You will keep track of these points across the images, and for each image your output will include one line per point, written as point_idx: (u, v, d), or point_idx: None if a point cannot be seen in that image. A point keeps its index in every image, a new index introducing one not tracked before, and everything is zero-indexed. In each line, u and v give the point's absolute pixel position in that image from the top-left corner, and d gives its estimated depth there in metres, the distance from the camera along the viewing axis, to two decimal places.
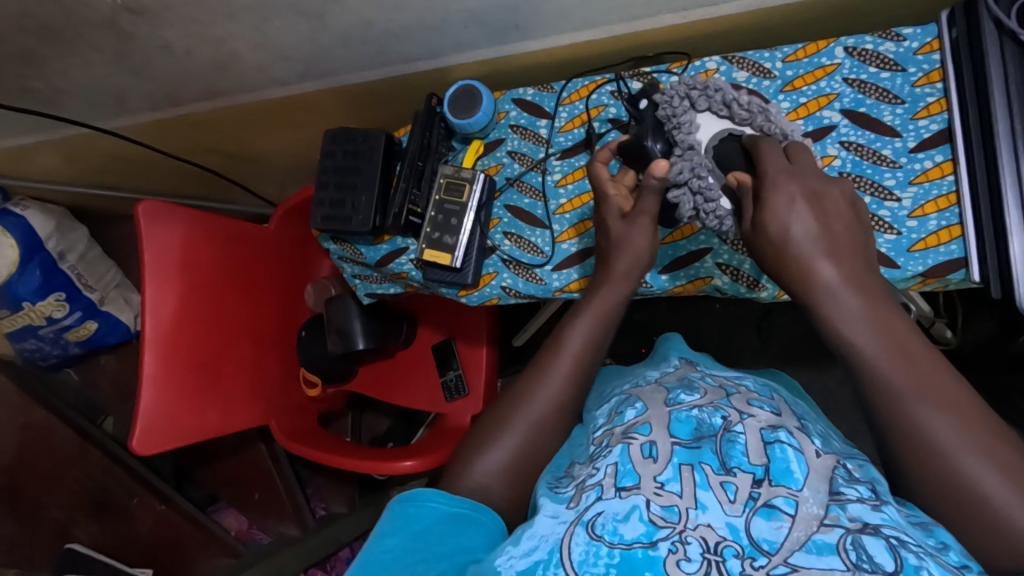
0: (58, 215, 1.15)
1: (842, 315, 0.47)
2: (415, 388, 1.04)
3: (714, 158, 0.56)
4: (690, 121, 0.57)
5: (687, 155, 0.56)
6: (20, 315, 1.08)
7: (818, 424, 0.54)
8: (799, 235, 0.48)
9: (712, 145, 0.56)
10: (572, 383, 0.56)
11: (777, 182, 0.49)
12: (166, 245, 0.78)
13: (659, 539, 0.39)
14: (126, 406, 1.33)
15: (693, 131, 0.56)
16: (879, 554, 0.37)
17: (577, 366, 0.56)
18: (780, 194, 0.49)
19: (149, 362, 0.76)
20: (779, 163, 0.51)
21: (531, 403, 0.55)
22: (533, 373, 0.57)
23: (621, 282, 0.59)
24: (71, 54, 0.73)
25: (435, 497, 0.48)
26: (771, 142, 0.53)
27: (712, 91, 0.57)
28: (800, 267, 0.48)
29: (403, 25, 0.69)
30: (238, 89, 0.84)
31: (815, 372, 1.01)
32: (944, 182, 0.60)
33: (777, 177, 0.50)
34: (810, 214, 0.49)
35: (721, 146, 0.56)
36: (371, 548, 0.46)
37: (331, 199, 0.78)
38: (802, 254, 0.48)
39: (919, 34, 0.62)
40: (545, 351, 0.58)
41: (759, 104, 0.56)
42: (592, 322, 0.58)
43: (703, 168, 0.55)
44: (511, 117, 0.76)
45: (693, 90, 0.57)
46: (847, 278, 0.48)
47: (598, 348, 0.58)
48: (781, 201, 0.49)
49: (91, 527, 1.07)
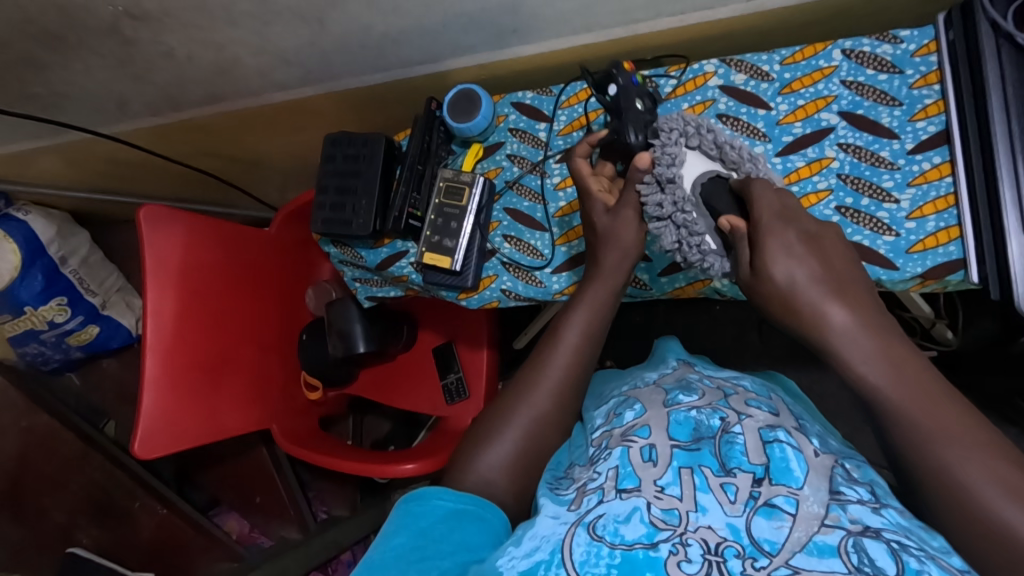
0: (59, 219, 1.15)
1: (850, 344, 0.48)
2: (416, 391, 1.05)
3: (699, 197, 0.56)
4: (677, 155, 0.56)
5: (669, 189, 0.56)
6: (22, 319, 1.09)
7: (817, 425, 0.55)
8: (798, 283, 0.49)
9: (697, 182, 0.56)
10: (573, 383, 0.56)
11: (768, 228, 0.50)
12: (167, 249, 0.78)
13: (661, 541, 0.39)
14: (127, 409, 1.33)
15: (678, 165, 0.56)
16: (880, 557, 0.37)
17: (578, 359, 0.56)
18: (778, 244, 0.49)
19: (150, 365, 0.76)
20: (772, 211, 0.51)
21: (533, 396, 0.55)
22: (532, 366, 0.57)
23: (614, 278, 0.59)
24: (73, 60, 0.73)
25: (439, 495, 0.49)
26: (762, 184, 0.52)
27: (705, 132, 0.58)
28: (804, 317, 0.49)
29: (404, 29, 0.69)
30: (238, 94, 0.85)
31: (816, 373, 1.01)
32: (943, 183, 0.60)
33: (772, 225, 0.50)
34: (809, 261, 0.49)
35: (710, 185, 0.56)
36: (377, 547, 0.46)
37: (332, 203, 0.78)
38: (805, 307, 0.49)
39: (916, 36, 0.63)
40: (542, 345, 0.58)
41: (748, 154, 0.57)
42: (588, 313, 0.58)
43: (685, 204, 0.55)
44: (511, 120, 0.77)
45: (688, 126, 0.58)
46: (857, 317, 0.48)
47: (596, 338, 0.58)
48: (779, 252, 0.49)
49: (92, 530, 1.07)
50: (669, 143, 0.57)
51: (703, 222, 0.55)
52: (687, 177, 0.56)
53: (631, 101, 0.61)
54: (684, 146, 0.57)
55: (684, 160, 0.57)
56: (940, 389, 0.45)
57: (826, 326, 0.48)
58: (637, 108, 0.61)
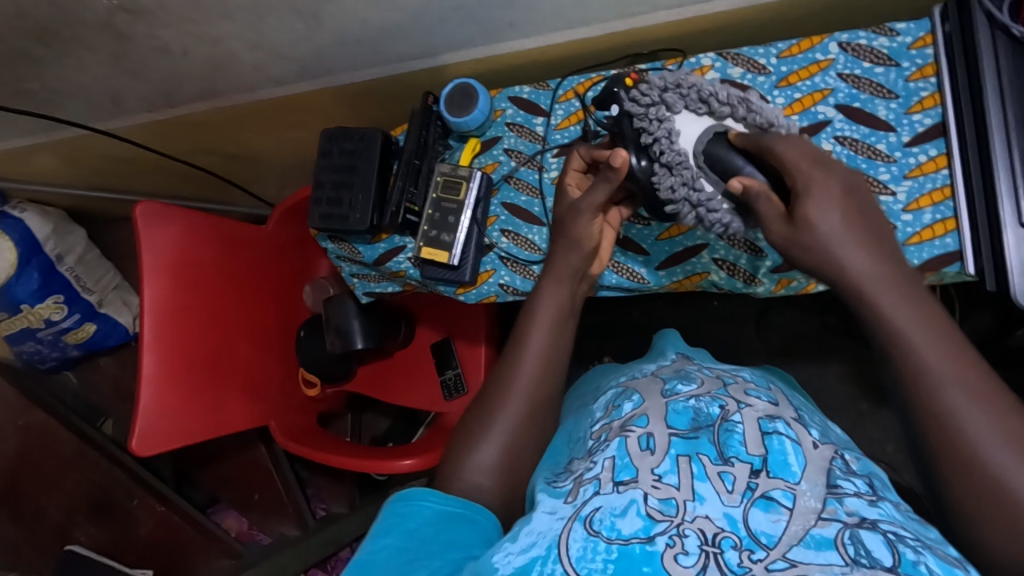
0: (56, 217, 1.15)
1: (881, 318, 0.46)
2: (414, 386, 1.05)
3: (705, 164, 0.55)
4: (670, 128, 0.55)
5: (677, 169, 0.55)
6: (19, 316, 1.09)
7: (815, 414, 0.55)
8: (835, 235, 0.48)
9: (699, 150, 0.55)
10: (547, 380, 0.57)
11: (811, 177, 0.50)
12: (165, 247, 0.78)
13: (657, 534, 0.40)
14: (124, 407, 1.33)
15: (677, 138, 0.55)
16: (877, 549, 0.37)
17: (549, 356, 0.58)
18: (821, 193, 0.49)
19: (149, 362, 0.76)
20: (808, 158, 0.51)
21: (509, 394, 0.56)
22: (505, 369, 0.58)
23: (573, 280, 0.61)
24: (68, 56, 0.73)
25: (428, 495, 0.49)
26: (781, 139, 0.52)
27: (687, 89, 0.56)
28: (835, 273, 0.48)
29: (400, 23, 0.69)
30: (234, 90, 0.84)
31: (814, 367, 1.01)
32: (939, 175, 0.61)
33: (811, 186, 0.49)
34: (846, 220, 0.49)
35: (715, 149, 0.55)
36: (367, 547, 0.46)
37: (329, 198, 0.78)
38: (845, 266, 0.48)
39: (912, 29, 0.63)
40: (512, 345, 0.59)
41: (737, 95, 0.55)
42: (550, 308, 0.60)
43: (695, 179, 0.55)
44: (508, 115, 0.77)
45: (668, 91, 0.57)
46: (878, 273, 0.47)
47: (563, 334, 0.60)
48: (822, 201, 0.49)
49: (89, 528, 1.06)
50: (655, 118, 0.56)
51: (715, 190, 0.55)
52: (689, 148, 0.56)
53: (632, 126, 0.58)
54: (671, 114, 0.56)
55: (679, 130, 0.56)
56: (960, 355, 0.44)
57: (872, 288, 0.47)
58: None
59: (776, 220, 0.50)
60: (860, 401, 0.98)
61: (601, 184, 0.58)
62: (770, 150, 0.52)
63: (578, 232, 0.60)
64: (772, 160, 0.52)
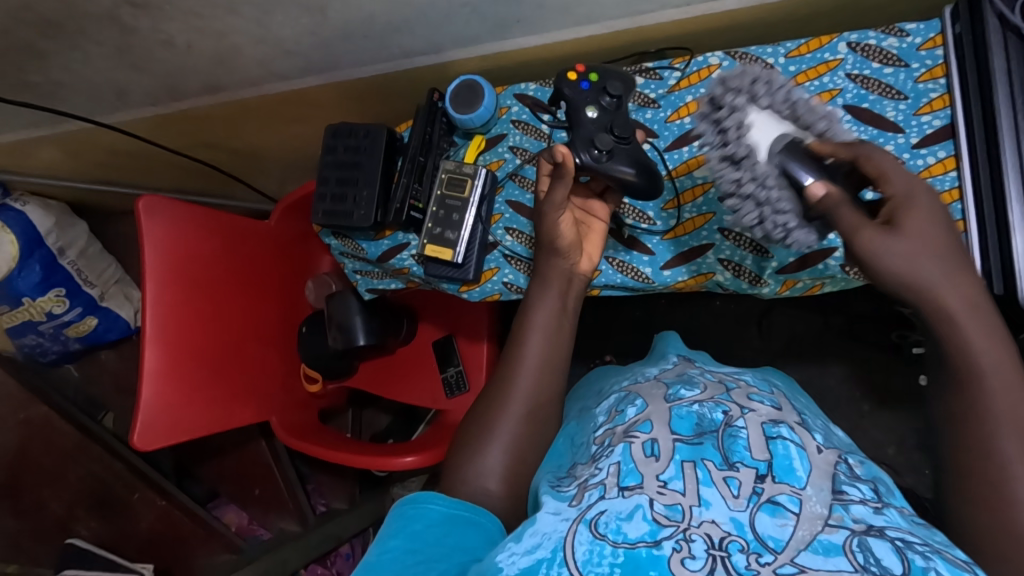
0: (57, 210, 1.14)
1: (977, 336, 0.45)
2: (416, 382, 1.05)
3: (779, 166, 0.49)
4: (741, 120, 0.49)
5: (745, 164, 0.50)
6: (20, 310, 1.09)
7: (818, 418, 0.55)
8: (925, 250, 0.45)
9: (772, 150, 0.49)
10: (546, 382, 0.58)
11: (911, 187, 0.46)
12: (166, 240, 0.78)
13: (663, 539, 0.39)
14: (125, 400, 1.33)
15: (748, 132, 0.49)
16: (886, 556, 0.37)
17: (547, 359, 0.59)
18: (918, 204, 0.46)
19: (150, 356, 0.75)
20: (906, 177, 0.46)
21: (509, 397, 0.57)
22: (503, 374, 0.59)
23: (561, 281, 0.62)
24: (72, 48, 0.72)
25: (433, 498, 0.49)
26: (881, 152, 0.47)
27: (776, 89, 0.51)
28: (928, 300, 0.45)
29: (406, 19, 0.68)
30: (239, 84, 0.84)
31: (816, 368, 1.00)
32: (947, 177, 0.60)
33: (918, 199, 0.46)
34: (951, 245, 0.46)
35: (795, 151, 0.49)
36: (374, 550, 0.46)
37: (333, 194, 0.78)
38: (928, 280, 0.45)
39: (923, 30, 0.62)
40: (511, 349, 0.60)
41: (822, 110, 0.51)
42: (546, 311, 0.60)
43: (765, 177, 0.49)
44: (513, 112, 0.76)
45: (756, 84, 0.50)
46: (968, 303, 0.45)
47: (561, 336, 0.61)
48: (915, 212, 0.45)
49: (91, 522, 1.06)
50: (732, 106, 0.50)
51: (784, 199, 0.50)
52: (761, 145, 0.49)
53: (585, 117, 0.61)
54: (750, 108, 0.50)
55: (751, 124, 0.49)
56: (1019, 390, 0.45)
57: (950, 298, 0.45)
58: (588, 118, 0.61)
59: (866, 225, 0.45)
60: (861, 402, 0.98)
61: (557, 181, 0.59)
62: (867, 158, 0.47)
63: (551, 237, 0.61)
64: (868, 171, 0.47)
